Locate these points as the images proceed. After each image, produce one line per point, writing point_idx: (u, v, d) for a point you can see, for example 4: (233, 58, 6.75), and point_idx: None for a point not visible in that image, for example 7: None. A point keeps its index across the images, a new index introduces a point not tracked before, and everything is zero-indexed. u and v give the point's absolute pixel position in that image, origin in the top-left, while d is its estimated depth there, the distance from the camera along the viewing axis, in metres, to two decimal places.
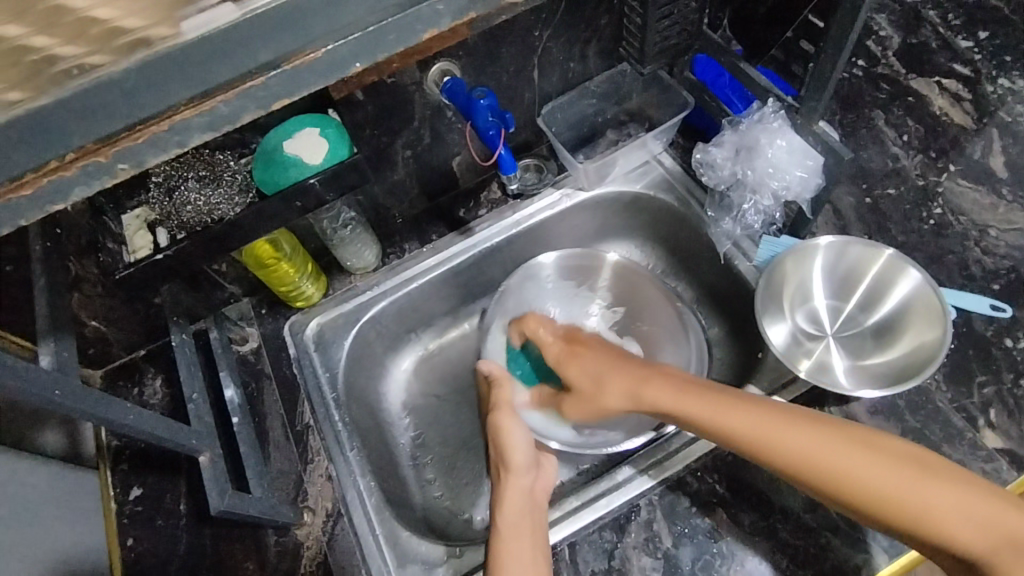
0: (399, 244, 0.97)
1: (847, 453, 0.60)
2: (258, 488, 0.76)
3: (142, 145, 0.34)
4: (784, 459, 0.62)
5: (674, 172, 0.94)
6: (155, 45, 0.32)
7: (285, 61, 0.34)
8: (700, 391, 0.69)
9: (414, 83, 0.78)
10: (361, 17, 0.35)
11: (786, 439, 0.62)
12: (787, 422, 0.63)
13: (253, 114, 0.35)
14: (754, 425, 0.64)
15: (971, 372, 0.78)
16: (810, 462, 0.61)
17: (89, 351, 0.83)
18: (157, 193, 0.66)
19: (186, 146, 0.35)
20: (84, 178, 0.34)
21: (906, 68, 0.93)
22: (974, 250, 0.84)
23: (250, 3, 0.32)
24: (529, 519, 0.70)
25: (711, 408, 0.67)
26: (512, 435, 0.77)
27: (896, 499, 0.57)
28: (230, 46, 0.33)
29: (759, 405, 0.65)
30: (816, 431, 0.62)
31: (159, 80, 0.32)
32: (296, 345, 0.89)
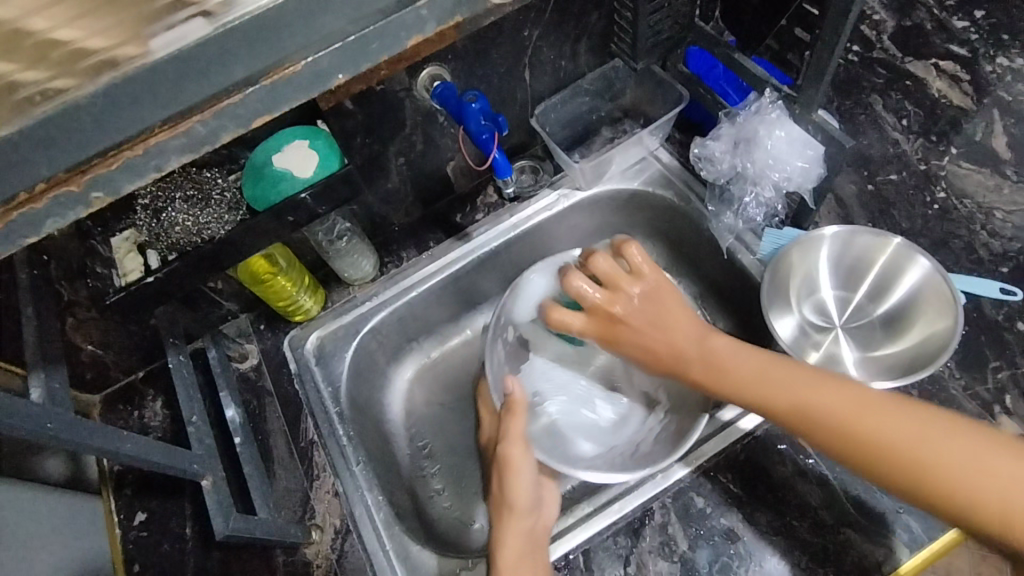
0: (395, 253, 0.95)
1: (892, 421, 0.56)
2: (263, 508, 0.74)
3: (117, 172, 0.32)
4: (800, 416, 0.60)
5: (671, 168, 0.93)
6: (122, 65, 0.30)
7: (262, 77, 0.33)
8: (758, 361, 0.66)
9: (403, 89, 0.77)
10: (342, 28, 0.33)
11: (829, 405, 0.59)
12: (841, 390, 0.59)
13: (232, 134, 0.34)
14: (803, 393, 0.61)
15: (984, 358, 0.76)
16: (825, 423, 0.59)
17: (86, 375, 0.82)
18: (144, 216, 0.64)
19: (163, 169, 0.33)
20: (57, 209, 0.32)
21: (901, 51, 0.91)
22: (981, 234, 0.83)
23: (220, 19, 0.31)
24: (527, 562, 0.67)
25: (763, 371, 0.64)
26: (521, 471, 0.73)
27: (916, 452, 0.54)
28: (203, 62, 0.31)
29: (785, 367, 0.64)
30: (861, 402, 0.58)
31: (130, 104, 0.31)
32: (296, 361, 0.88)
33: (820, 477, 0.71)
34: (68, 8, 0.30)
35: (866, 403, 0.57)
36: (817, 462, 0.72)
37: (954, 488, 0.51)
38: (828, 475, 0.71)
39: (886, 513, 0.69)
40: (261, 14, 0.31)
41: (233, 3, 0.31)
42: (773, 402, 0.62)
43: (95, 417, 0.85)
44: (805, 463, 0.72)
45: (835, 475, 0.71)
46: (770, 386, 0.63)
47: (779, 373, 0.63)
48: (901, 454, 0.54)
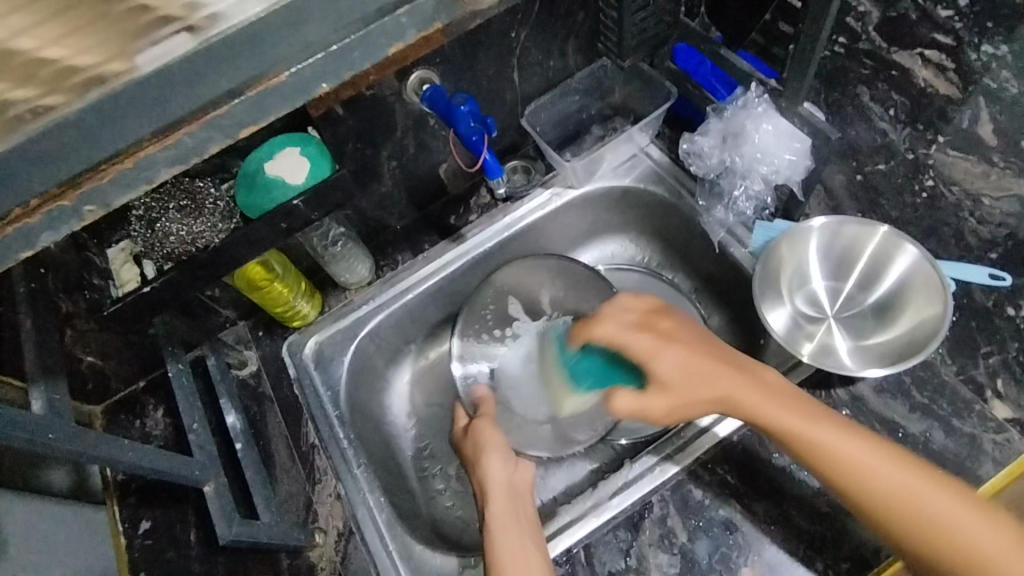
0: (392, 256, 0.96)
1: (941, 497, 0.61)
2: (267, 513, 0.75)
3: (108, 185, 0.33)
4: (866, 484, 0.62)
5: (662, 164, 0.93)
6: (110, 82, 0.31)
7: (247, 88, 0.34)
8: (807, 413, 0.65)
9: (393, 94, 0.78)
10: (325, 36, 0.34)
11: (894, 476, 0.61)
12: (899, 458, 0.62)
13: (219, 145, 0.35)
14: (873, 463, 0.62)
15: (975, 343, 0.77)
16: (885, 493, 0.61)
17: (87, 386, 0.82)
18: (139, 227, 0.65)
19: (154, 181, 0.34)
20: (51, 224, 0.33)
21: (886, 41, 0.89)
22: (969, 220, 0.83)
23: (205, 33, 0.32)
24: (512, 511, 0.70)
25: (820, 426, 0.64)
26: (490, 436, 0.77)
27: (961, 531, 0.60)
28: (189, 77, 0.32)
29: (844, 428, 0.64)
30: (922, 477, 0.61)
31: (119, 118, 0.32)
32: (295, 365, 0.88)
33: None
34: (54, 27, 0.29)
35: (926, 481, 0.61)
36: None
37: (975, 557, 0.59)
38: None
39: None
40: (246, 27, 0.32)
41: (218, 16, 0.32)
42: (839, 462, 0.62)
43: (97, 427, 0.86)
44: None
45: None
46: (834, 440, 0.63)
47: (839, 430, 0.64)
48: (948, 531, 0.60)
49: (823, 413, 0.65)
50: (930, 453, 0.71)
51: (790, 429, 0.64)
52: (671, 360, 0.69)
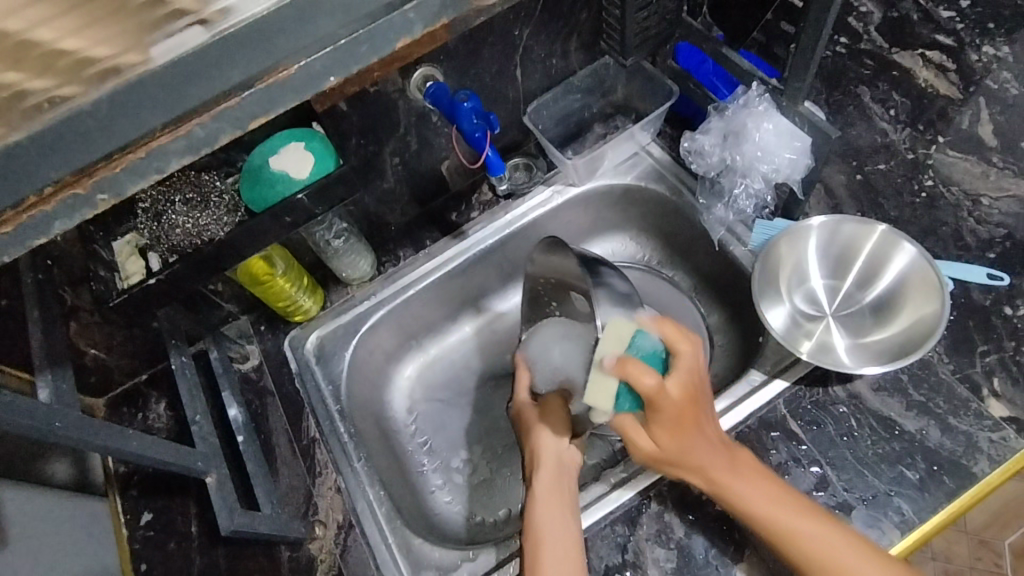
0: (393, 252, 0.97)
1: (881, 573, 0.60)
2: (268, 505, 0.75)
3: (121, 174, 0.34)
4: (800, 553, 0.62)
5: (663, 162, 0.94)
6: (125, 72, 0.31)
7: (258, 80, 0.34)
8: (755, 477, 0.65)
9: (396, 90, 0.78)
10: (333, 31, 0.34)
11: (821, 541, 0.61)
12: (829, 525, 0.62)
13: (230, 135, 0.35)
14: (810, 531, 0.62)
15: (972, 342, 0.77)
16: (820, 564, 0.61)
17: (90, 379, 0.83)
18: (145, 219, 0.66)
19: (164, 170, 0.35)
20: (65, 211, 0.34)
21: (888, 43, 0.88)
22: (968, 220, 0.84)
23: (218, 26, 0.32)
24: (557, 484, 0.72)
25: (764, 492, 0.64)
26: (557, 413, 0.77)
27: None
28: (202, 68, 0.32)
29: (786, 495, 0.64)
30: (850, 546, 0.61)
31: (133, 108, 0.32)
32: (297, 359, 0.89)
33: (813, 463, 0.73)
34: (72, 19, 0.30)
35: (867, 556, 0.61)
36: (809, 447, 0.74)
37: None
38: (820, 460, 0.73)
39: (878, 497, 0.70)
40: (256, 20, 0.32)
41: (230, 10, 0.32)
42: (765, 521, 0.63)
43: (100, 417, 0.87)
44: (798, 449, 0.74)
45: (827, 459, 0.73)
46: (771, 507, 0.63)
47: (781, 496, 0.64)
48: None
49: (770, 479, 0.66)
50: (926, 451, 0.72)
51: (736, 491, 0.64)
52: (668, 441, 0.63)
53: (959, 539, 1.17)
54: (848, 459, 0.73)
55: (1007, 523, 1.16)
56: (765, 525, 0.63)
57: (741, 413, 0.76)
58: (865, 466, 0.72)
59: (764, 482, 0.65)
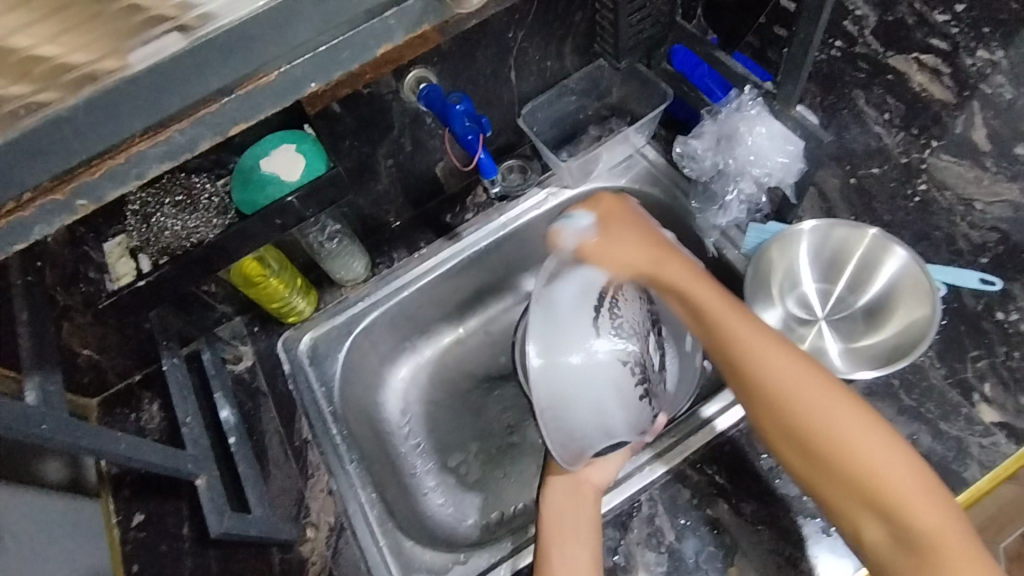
0: (387, 254, 0.97)
1: (810, 377, 0.63)
2: (258, 507, 0.75)
3: (99, 179, 0.33)
4: (732, 341, 0.67)
5: (657, 164, 0.94)
6: (102, 79, 0.30)
7: (237, 87, 0.33)
8: (706, 283, 0.71)
9: (390, 92, 0.78)
10: (312, 38, 0.33)
11: (756, 338, 0.66)
12: (779, 340, 0.66)
13: (210, 141, 0.34)
14: (747, 328, 0.66)
15: (964, 347, 0.77)
16: (749, 351, 0.65)
17: (83, 379, 0.83)
18: (134, 222, 0.66)
19: (144, 177, 0.34)
20: (43, 217, 0.33)
21: (882, 46, 0.91)
22: (960, 225, 0.84)
23: (196, 32, 0.31)
24: (573, 511, 0.70)
25: (712, 295, 0.70)
26: None
27: (819, 404, 0.61)
28: (179, 76, 0.31)
29: (734, 304, 0.69)
30: (799, 369, 0.63)
31: (110, 114, 0.31)
32: (290, 361, 0.89)
33: None
34: (51, 27, 0.30)
35: (796, 360, 0.64)
36: None
37: (834, 432, 0.60)
38: None
39: None
40: (232, 27, 0.31)
41: (209, 16, 0.31)
42: (705, 307, 0.69)
43: (94, 421, 0.87)
44: None
45: None
46: (715, 304, 0.69)
47: (729, 301, 0.69)
48: (806, 400, 0.62)
49: (722, 289, 0.71)
50: (917, 456, 0.72)
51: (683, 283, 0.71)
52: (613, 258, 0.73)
53: None
54: None
55: None
56: (709, 317, 0.69)
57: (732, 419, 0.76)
58: None
59: (714, 287, 0.71)
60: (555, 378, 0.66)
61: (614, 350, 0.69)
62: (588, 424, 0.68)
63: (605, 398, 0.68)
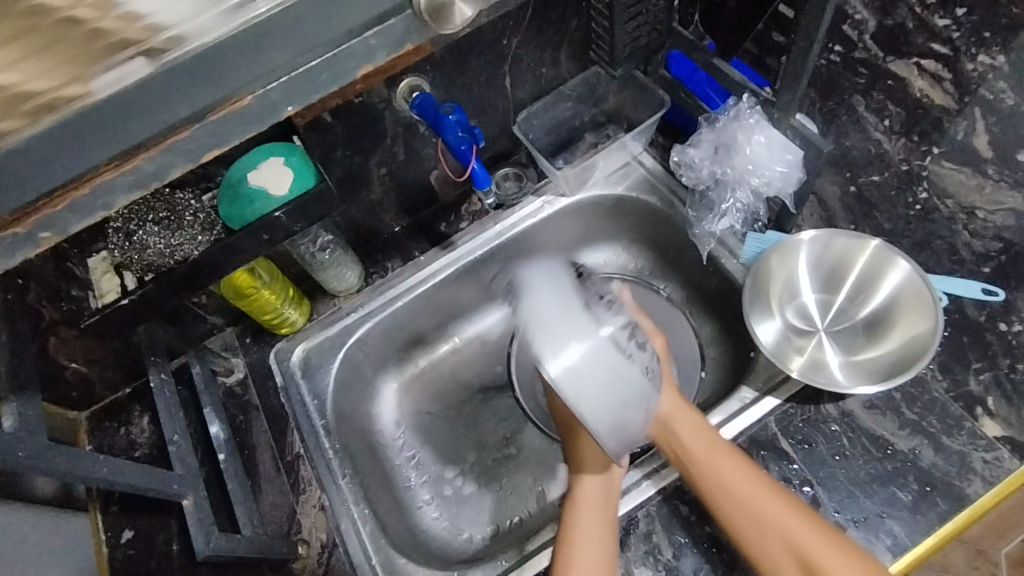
0: (381, 263, 0.95)
1: (790, 515, 0.64)
2: (248, 525, 0.74)
3: (62, 212, 0.32)
4: (715, 488, 0.68)
5: (654, 172, 0.93)
6: (62, 108, 0.28)
7: (209, 112, 0.32)
8: (687, 420, 0.72)
9: (382, 101, 0.77)
10: (288, 60, 0.32)
11: (734, 483, 0.67)
12: (755, 479, 0.67)
13: (181, 169, 0.33)
14: (725, 472, 0.68)
15: (966, 359, 0.76)
16: (730, 498, 0.67)
17: (71, 394, 0.81)
18: (116, 239, 0.64)
19: (111, 207, 0.33)
20: (4, 250, 0.32)
21: (881, 50, 0.84)
22: (962, 234, 0.85)
23: (162, 57, 0.29)
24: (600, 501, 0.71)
25: (693, 433, 0.71)
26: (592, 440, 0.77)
27: (801, 542, 0.63)
28: (147, 104, 0.30)
29: (709, 441, 0.70)
30: (752, 476, 0.68)
31: (72, 145, 0.29)
32: (282, 373, 0.87)
33: (804, 483, 0.71)
34: (7, 51, 0.28)
35: (774, 496, 0.66)
36: (801, 466, 0.72)
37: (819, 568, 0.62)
38: (812, 479, 0.72)
39: (869, 518, 0.69)
40: (203, 53, 0.30)
41: (176, 39, 0.30)
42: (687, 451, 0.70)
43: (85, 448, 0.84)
44: (789, 468, 0.72)
45: (819, 478, 0.72)
46: (697, 446, 0.70)
47: (706, 440, 0.70)
48: (789, 539, 0.64)
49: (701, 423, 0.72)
50: (919, 472, 0.71)
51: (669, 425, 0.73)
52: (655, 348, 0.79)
53: (958, 550, 1.15)
54: (840, 479, 0.71)
55: (1005, 533, 1.15)
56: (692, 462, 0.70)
57: (729, 432, 0.75)
58: (856, 487, 0.71)
59: (693, 423, 0.72)
60: (582, 381, 0.68)
61: (618, 327, 0.72)
62: (624, 409, 0.71)
63: (630, 382, 0.71)
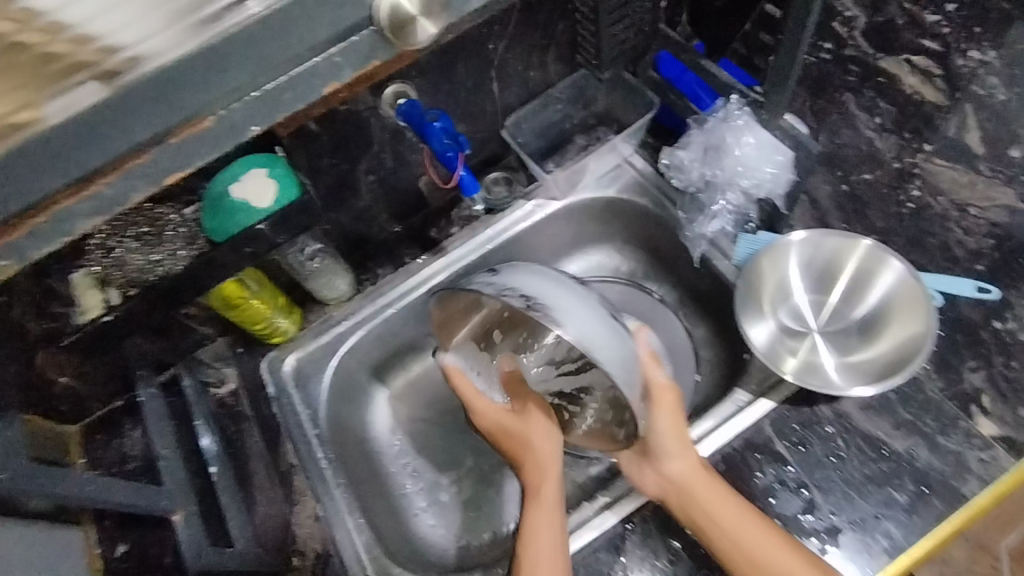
0: (372, 270, 0.95)
1: None
2: (240, 539, 0.73)
3: (22, 239, 0.31)
4: (748, 564, 0.64)
5: (646, 174, 0.91)
6: (13, 134, 0.28)
7: (170, 134, 0.31)
8: (712, 490, 0.67)
9: (367, 108, 0.76)
10: (251, 80, 0.32)
11: (769, 558, 0.63)
12: (789, 552, 0.64)
13: (143, 193, 0.32)
14: (759, 545, 0.64)
15: (961, 358, 0.76)
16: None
17: (61, 408, 0.81)
18: (97, 254, 0.62)
19: (73, 233, 0.32)
20: None
21: (874, 48, 0.83)
22: (955, 231, 0.83)
23: (118, 79, 0.29)
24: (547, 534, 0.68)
25: (719, 504, 0.67)
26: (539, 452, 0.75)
27: None
28: (103, 127, 0.29)
29: (737, 514, 0.66)
30: (788, 549, 0.64)
31: (29, 172, 0.29)
32: (274, 382, 0.87)
33: (799, 486, 0.71)
34: None
35: (810, 571, 0.63)
36: (796, 469, 0.72)
37: None
38: (807, 482, 0.71)
39: (866, 521, 0.69)
40: (159, 73, 0.29)
41: (133, 61, 0.29)
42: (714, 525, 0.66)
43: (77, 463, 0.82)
44: (784, 471, 0.72)
45: (814, 481, 0.71)
46: (726, 520, 0.66)
47: (734, 512, 0.66)
48: None
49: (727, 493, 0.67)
50: (915, 472, 0.70)
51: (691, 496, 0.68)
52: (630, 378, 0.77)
53: (959, 545, 1.15)
54: (836, 481, 0.71)
55: (1006, 527, 1.15)
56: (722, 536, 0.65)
57: (723, 437, 0.74)
58: (852, 489, 0.70)
59: (721, 494, 0.67)
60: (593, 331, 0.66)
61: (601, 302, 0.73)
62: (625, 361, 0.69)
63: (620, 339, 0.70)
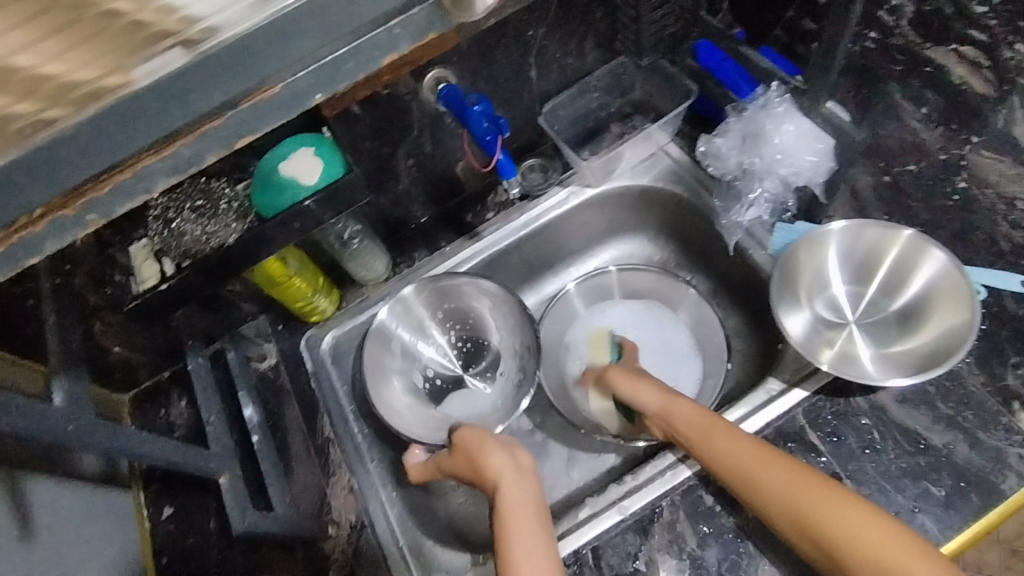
0: (407, 253, 0.97)
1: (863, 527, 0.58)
2: (280, 504, 0.76)
3: (108, 195, 0.34)
4: (775, 505, 0.63)
5: (682, 163, 0.92)
6: (105, 96, 0.31)
7: (240, 100, 0.34)
8: (723, 433, 0.69)
9: (409, 92, 0.78)
10: (314, 50, 0.34)
11: (793, 494, 0.62)
12: (818, 489, 0.61)
13: (216, 155, 0.35)
14: (775, 483, 0.63)
15: (1004, 353, 0.74)
16: (792, 513, 0.61)
17: (115, 376, 0.85)
18: (156, 226, 0.68)
19: (152, 191, 0.35)
20: (55, 232, 0.34)
21: (921, 36, 0.81)
22: (1002, 225, 0.80)
23: (199, 46, 0.31)
24: (532, 522, 0.67)
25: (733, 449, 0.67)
26: (493, 457, 0.73)
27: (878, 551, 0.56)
28: (180, 92, 0.32)
29: (758, 453, 0.66)
30: (817, 485, 0.62)
31: (120, 133, 0.32)
32: (313, 359, 0.90)
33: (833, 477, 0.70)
34: (53, 42, 0.29)
35: (843, 506, 0.59)
36: (829, 460, 0.71)
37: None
38: (840, 473, 0.70)
39: (900, 514, 0.68)
40: (234, 43, 0.32)
41: (214, 30, 0.31)
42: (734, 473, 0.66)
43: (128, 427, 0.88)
44: (817, 461, 0.71)
45: (846, 472, 0.71)
46: (744, 460, 0.66)
47: (750, 451, 0.66)
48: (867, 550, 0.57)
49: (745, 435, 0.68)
50: (952, 467, 0.69)
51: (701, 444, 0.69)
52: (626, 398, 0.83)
53: (993, 550, 1.12)
54: (870, 472, 0.70)
55: None
56: (745, 478, 0.65)
57: (758, 424, 0.74)
58: (887, 481, 0.70)
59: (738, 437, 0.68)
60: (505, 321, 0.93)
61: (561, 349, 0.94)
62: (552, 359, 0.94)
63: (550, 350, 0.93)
